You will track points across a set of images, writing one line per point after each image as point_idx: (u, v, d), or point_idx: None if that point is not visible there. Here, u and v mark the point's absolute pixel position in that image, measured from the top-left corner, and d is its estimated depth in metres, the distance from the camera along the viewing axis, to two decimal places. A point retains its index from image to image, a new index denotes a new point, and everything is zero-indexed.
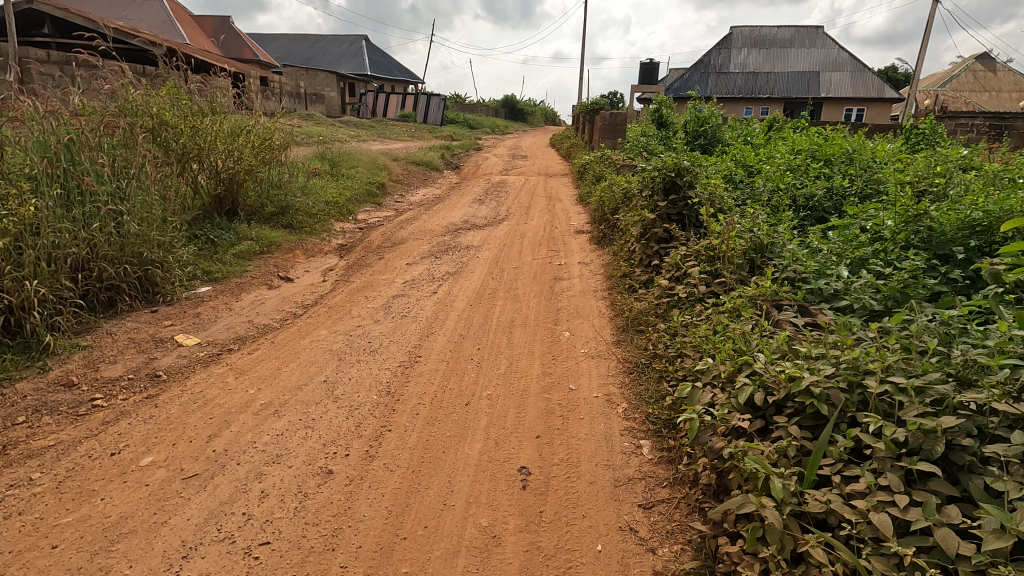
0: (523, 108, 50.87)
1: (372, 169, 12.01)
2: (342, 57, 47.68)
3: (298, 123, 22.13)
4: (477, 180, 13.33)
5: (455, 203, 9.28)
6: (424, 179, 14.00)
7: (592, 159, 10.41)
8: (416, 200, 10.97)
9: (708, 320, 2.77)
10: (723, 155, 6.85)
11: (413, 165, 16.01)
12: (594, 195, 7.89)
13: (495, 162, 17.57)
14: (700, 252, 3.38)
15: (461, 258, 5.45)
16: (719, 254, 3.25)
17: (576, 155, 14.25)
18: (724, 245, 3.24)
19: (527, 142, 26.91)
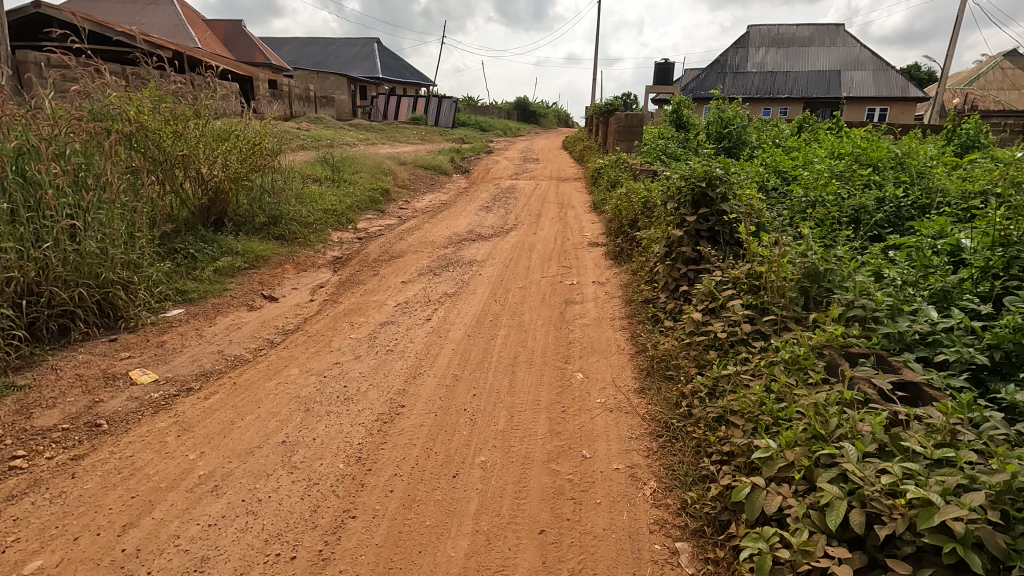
0: (536, 110, 50.37)
1: (377, 174, 11.53)
2: (354, 60, 47.59)
3: (306, 127, 21.79)
4: (486, 184, 12.80)
5: (461, 210, 8.77)
6: (431, 184, 13.49)
7: (606, 164, 9.81)
8: (421, 206, 10.47)
9: (761, 375, 2.22)
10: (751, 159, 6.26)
11: (421, 169, 15.55)
12: (609, 203, 7.32)
13: (506, 166, 17.07)
14: (739, 279, 2.82)
15: (462, 275, 4.92)
16: (764, 284, 2.68)
17: (589, 158, 13.69)
18: (771, 273, 2.67)
19: (539, 145, 26.37)
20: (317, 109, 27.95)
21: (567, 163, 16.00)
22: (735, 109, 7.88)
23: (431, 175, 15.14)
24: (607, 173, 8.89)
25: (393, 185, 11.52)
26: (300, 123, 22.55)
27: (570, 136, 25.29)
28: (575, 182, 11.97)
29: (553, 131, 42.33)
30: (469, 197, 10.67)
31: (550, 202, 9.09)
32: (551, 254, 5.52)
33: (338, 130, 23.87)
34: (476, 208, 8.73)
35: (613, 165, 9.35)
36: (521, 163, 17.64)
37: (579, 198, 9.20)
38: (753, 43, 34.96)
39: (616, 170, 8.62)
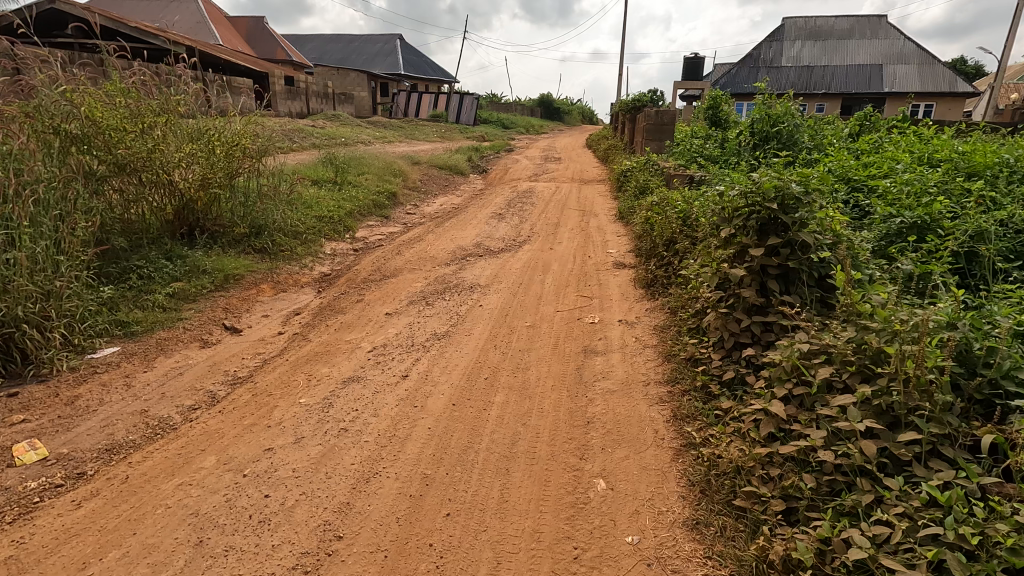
0: (560, 107, 49.32)
1: (386, 175, 10.74)
2: (377, 57, 47.19)
3: (322, 124, 21.25)
4: (503, 187, 11.93)
5: (471, 217, 7.90)
6: (445, 186, 12.69)
7: (635, 166, 8.83)
8: (431, 211, 9.63)
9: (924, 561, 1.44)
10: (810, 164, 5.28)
11: (436, 170, 14.77)
12: (638, 213, 6.37)
13: (526, 167, 16.18)
14: (848, 356, 1.93)
15: (459, 305, 4.05)
16: (892, 373, 1.79)
17: (615, 159, 12.73)
18: (909, 358, 1.77)
19: (562, 145, 25.43)
20: (336, 107, 27.47)
21: (591, 164, 15.02)
22: (785, 105, 6.85)
23: (447, 176, 14.34)
24: (635, 178, 7.94)
25: (403, 188, 10.72)
26: (316, 120, 22.02)
27: (596, 134, 24.21)
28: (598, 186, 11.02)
29: (578, 128, 41.21)
30: (483, 201, 9.80)
31: (571, 209, 8.16)
32: (568, 278, 4.61)
33: (355, 127, 23.28)
34: (488, 215, 7.85)
35: (642, 168, 8.39)
36: (542, 163, 16.71)
37: (604, 205, 8.25)
38: (789, 36, 33.31)
39: (646, 175, 7.67)
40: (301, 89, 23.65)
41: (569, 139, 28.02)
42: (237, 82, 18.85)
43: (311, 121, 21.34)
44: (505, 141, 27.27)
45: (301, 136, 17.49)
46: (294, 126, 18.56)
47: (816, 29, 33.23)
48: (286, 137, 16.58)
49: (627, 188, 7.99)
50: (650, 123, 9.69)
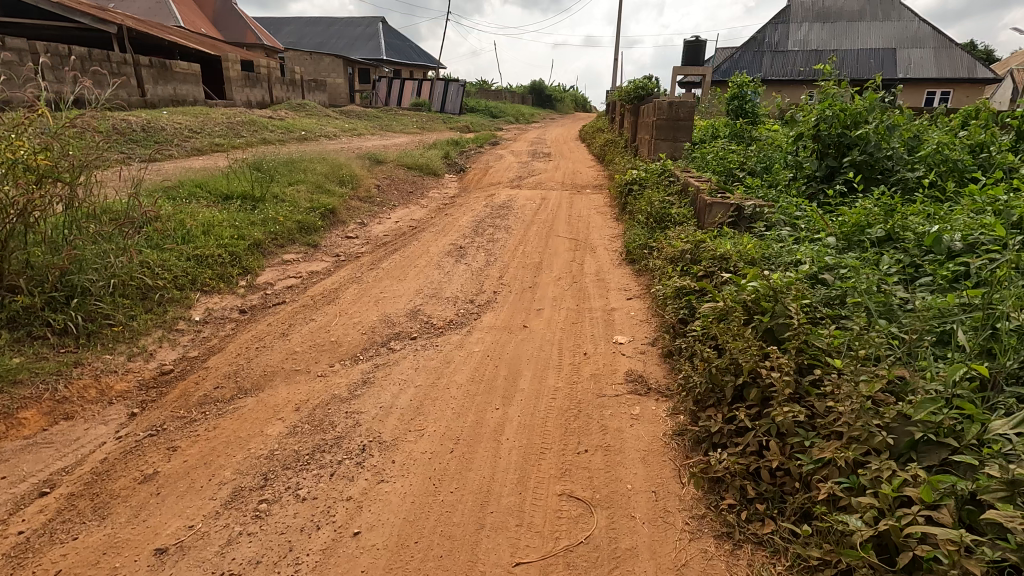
0: (552, 94, 46.95)
1: (327, 184, 8.54)
2: (357, 42, 44.60)
3: (283, 116, 18.94)
4: (475, 196, 9.76)
5: (422, 251, 5.75)
6: (409, 194, 10.51)
7: (644, 177, 6.69)
8: (380, 234, 7.47)
9: None
10: (949, 209, 3.29)
11: (403, 171, 12.64)
12: (658, 261, 4.28)
13: (510, 165, 14.07)
14: None
15: (316, 528, 1.97)
16: None
17: (614, 160, 10.69)
18: None
19: (553, 136, 23.23)
20: (305, 95, 25.11)
21: (584, 163, 12.84)
22: (869, 96, 4.73)
23: (415, 179, 12.15)
24: (648, 198, 5.82)
25: (350, 202, 8.53)
26: (277, 111, 19.70)
27: (590, 126, 21.93)
28: (594, 196, 8.88)
29: (571, 117, 38.81)
30: (448, 219, 7.66)
31: (561, 238, 6.03)
32: (547, 422, 2.52)
33: (323, 118, 20.95)
34: (446, 247, 5.73)
35: (657, 182, 6.30)
36: (529, 162, 14.51)
37: (605, 233, 6.13)
38: (796, 19, 31.02)
39: (665, 195, 5.57)
40: (262, 75, 21.27)
41: (560, 130, 25.76)
42: (182, 67, 16.55)
43: (270, 112, 19.02)
44: (490, 133, 24.94)
45: (252, 130, 15.24)
46: (245, 118, 16.27)
47: (824, 11, 30.93)
48: (232, 133, 14.36)
49: (637, 211, 5.88)
50: (661, 116, 7.51)
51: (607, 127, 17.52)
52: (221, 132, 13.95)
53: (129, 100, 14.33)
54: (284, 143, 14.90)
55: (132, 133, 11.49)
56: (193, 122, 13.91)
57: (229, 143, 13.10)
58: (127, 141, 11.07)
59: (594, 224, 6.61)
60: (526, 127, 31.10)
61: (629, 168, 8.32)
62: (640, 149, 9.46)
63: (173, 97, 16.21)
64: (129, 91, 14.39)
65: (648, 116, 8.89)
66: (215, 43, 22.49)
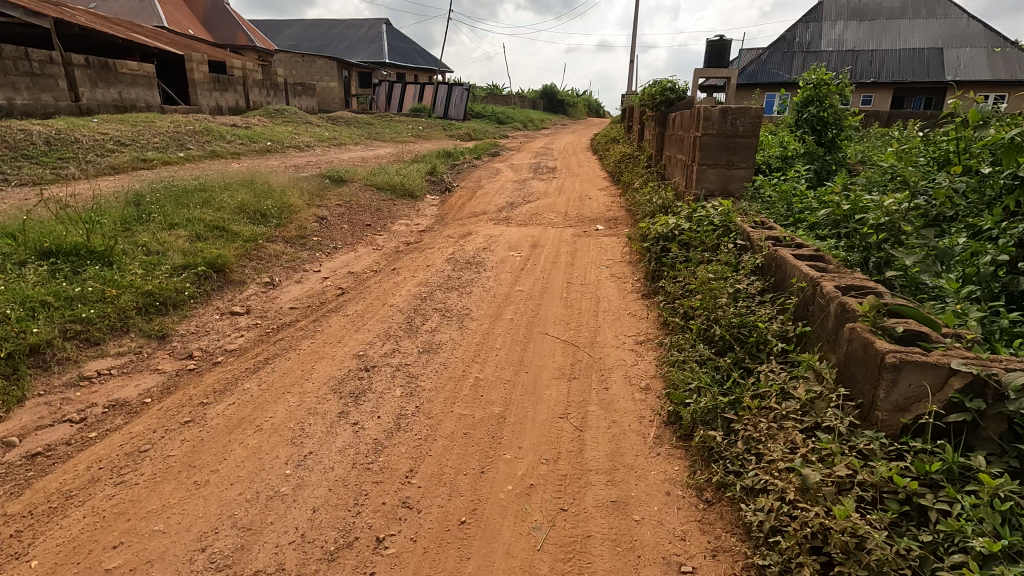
0: (564, 98, 44.58)
1: (232, 222, 6.18)
2: (360, 46, 42.68)
3: (253, 124, 16.70)
4: (449, 235, 7.33)
5: (303, 369, 3.30)
6: (365, 229, 8.11)
7: (688, 229, 4.20)
8: (286, 305, 5.06)
9: None
10: None
11: (371, 194, 10.31)
12: (769, 510, 1.92)
13: (505, 185, 11.67)
14: None
15: None
16: None
17: (633, 185, 8.24)
18: None
19: (562, 145, 20.78)
20: (290, 101, 23.00)
21: (596, 185, 10.30)
22: None
23: (384, 205, 9.75)
24: (703, 282, 3.34)
25: (264, 249, 6.13)
26: (249, 119, 17.50)
27: (603, 135, 19.40)
28: (607, 238, 6.38)
29: (584, 124, 36.24)
30: (389, 281, 5.20)
31: (548, 341, 3.57)
32: None
33: (302, 126, 18.68)
34: (345, 365, 3.28)
35: (713, 246, 3.81)
36: (528, 181, 12.01)
37: (623, 331, 3.66)
38: (830, 16, 28.19)
39: (739, 282, 3.10)
40: (236, 78, 19.10)
41: (571, 138, 23.21)
42: (131, 67, 14.43)
43: (239, 120, 16.82)
44: (492, 142, 22.44)
45: (203, 143, 13.02)
46: (201, 126, 14.07)
47: (861, 8, 28.04)
48: (175, 146, 12.15)
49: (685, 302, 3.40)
50: (709, 129, 4.95)
51: (623, 137, 14.89)
52: (160, 145, 11.75)
53: (57, 105, 12.22)
54: (238, 157, 12.64)
55: (29, 146, 9.26)
56: (127, 131, 11.73)
57: (163, 158, 10.87)
58: (17, 156, 8.87)
59: (605, 306, 4.13)
60: (533, 135, 28.60)
61: (660, 204, 5.81)
62: (672, 173, 6.93)
63: (119, 102, 14.08)
64: (56, 95, 12.26)
65: (685, 128, 6.37)
66: (189, 42, 20.52)
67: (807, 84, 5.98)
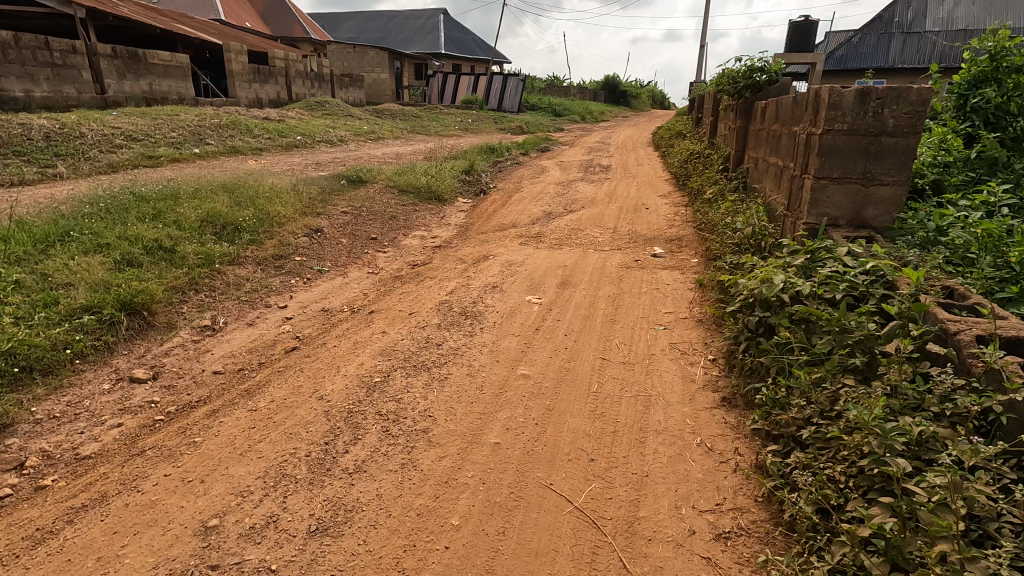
0: (627, 89, 42.05)
1: (184, 241, 4.93)
2: (417, 36, 41.88)
3: (288, 117, 15.83)
4: (464, 257, 5.82)
5: (105, 558, 1.87)
6: (369, 244, 6.73)
7: (813, 297, 2.45)
8: (214, 365, 3.70)
9: None
10: None
11: (391, 198, 8.94)
12: None
13: (549, 187, 10.03)
14: None
15: None
16: None
17: (704, 196, 6.43)
18: None
19: (622, 139, 18.79)
20: (337, 93, 22.19)
21: (656, 190, 8.47)
22: None
23: (402, 211, 8.36)
24: (873, 452, 1.71)
25: (219, 279, 4.84)
26: (286, 112, 16.66)
27: (668, 127, 17.25)
28: (668, 271, 4.66)
29: (648, 116, 33.82)
30: (355, 335, 3.74)
31: (548, 511, 1.98)
32: None
33: (341, 119, 17.69)
34: (172, 557, 1.82)
35: (867, 346, 2.14)
36: (575, 183, 10.30)
37: (691, 497, 2.02)
38: None
39: (980, 489, 1.52)
40: (277, 69, 18.35)
41: (632, 132, 21.13)
42: (162, 57, 13.78)
43: (275, 113, 15.99)
44: (545, 135, 20.73)
45: (226, 138, 12.14)
46: (228, 119, 13.25)
47: None
48: (193, 141, 11.27)
49: (828, 479, 1.79)
50: (838, 121, 3.16)
51: (692, 130, 12.79)
52: (176, 140, 10.90)
53: (79, 98, 11.63)
54: (260, 153, 11.65)
55: (24, 141, 8.48)
56: (143, 125, 10.95)
57: (174, 155, 9.96)
58: (6, 152, 8.08)
59: (663, 425, 2.46)
60: (590, 128, 26.67)
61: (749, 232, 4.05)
62: (763, 184, 5.10)
63: (148, 94, 13.48)
64: (79, 87, 11.70)
65: (786, 121, 4.55)
66: (235, 32, 20.01)
67: (988, 50, 4.04)
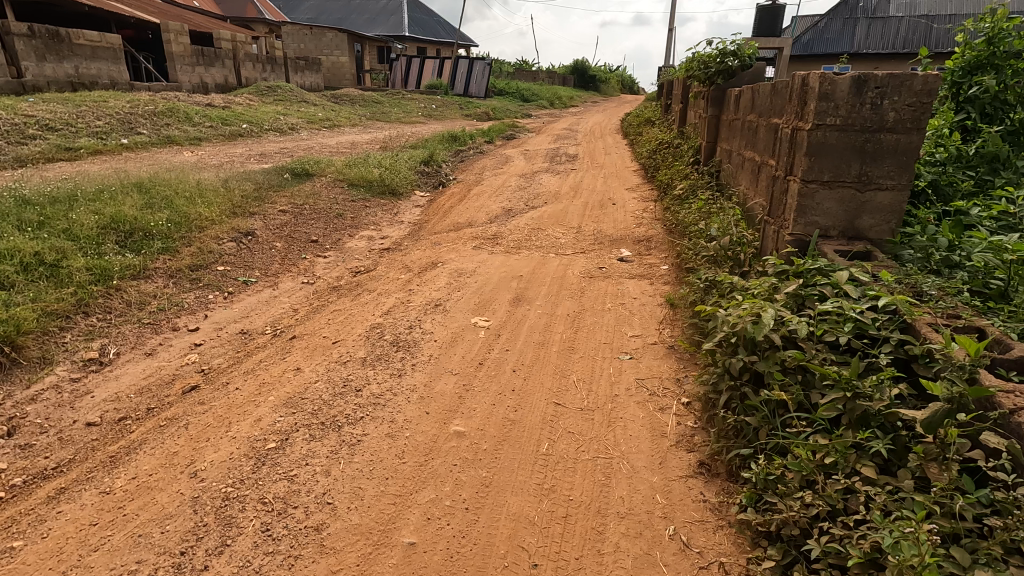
0: (596, 73, 41.48)
1: (74, 256, 4.23)
2: (379, 18, 40.41)
3: (234, 104, 14.78)
4: (412, 264, 5.22)
5: None
6: (309, 248, 6.07)
7: (812, 341, 1.97)
8: (91, 411, 3.07)
9: None
10: None
11: (340, 193, 8.25)
12: None
13: (512, 178, 9.46)
14: None
15: None
16: None
17: (673, 191, 5.97)
18: None
19: (590, 125, 18.29)
20: (292, 77, 21.07)
21: (624, 183, 7.97)
22: None
23: (350, 208, 7.68)
24: None
25: (118, 298, 4.17)
26: (233, 98, 15.58)
27: (637, 114, 16.80)
28: (635, 281, 4.17)
29: (617, 102, 33.37)
30: (266, 371, 3.13)
31: None
32: None
33: (295, 105, 16.70)
34: None
35: (890, 421, 1.73)
36: (539, 174, 9.76)
37: None
38: None
39: None
40: (223, 52, 17.16)
41: (600, 118, 20.65)
42: (89, 37, 12.62)
43: (220, 99, 14.91)
44: (511, 122, 20.07)
45: (161, 126, 11.16)
46: (165, 106, 12.22)
47: None
48: (123, 130, 10.30)
49: None
50: (830, 116, 2.69)
51: (661, 117, 12.35)
52: (101, 129, 9.90)
53: None
54: (199, 142, 10.74)
55: None
56: (63, 112, 9.93)
57: (97, 146, 9.03)
58: None
59: (628, 506, 1.95)
60: (558, 114, 26.04)
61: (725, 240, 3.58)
62: (739, 182, 4.63)
63: (75, 79, 12.33)
64: None
65: (764, 113, 4.07)
66: (177, 12, 18.63)
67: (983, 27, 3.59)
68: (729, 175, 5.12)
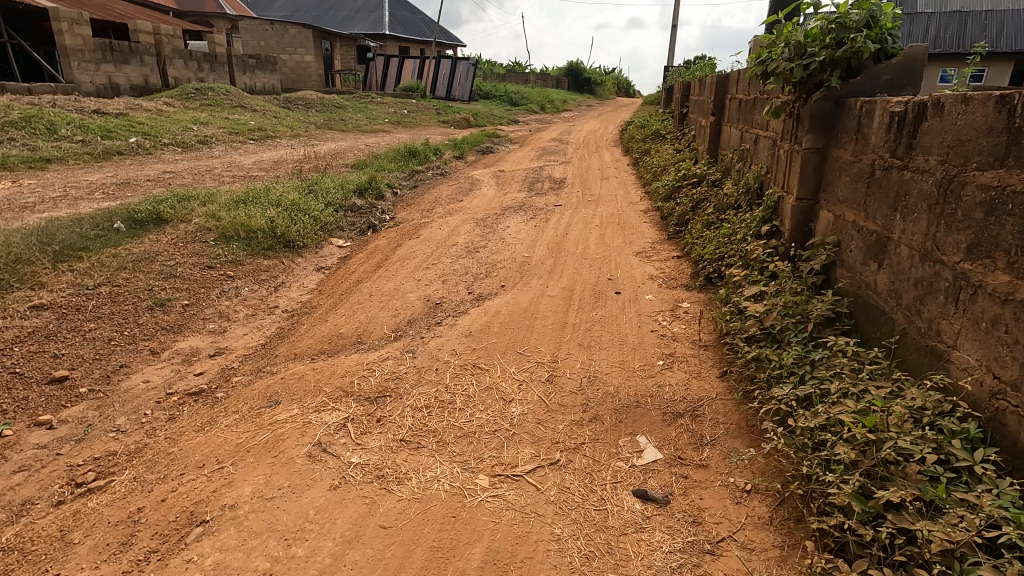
0: (592, 75, 38.62)
1: None
2: (359, 14, 37.54)
3: (139, 111, 11.87)
4: (178, 485, 2.35)
5: None
6: (40, 401, 3.19)
7: None
8: None
9: None
10: None
11: (196, 252, 5.37)
12: None
13: (471, 220, 6.62)
14: None
15: None
16: None
17: (734, 294, 3.16)
18: None
19: (585, 135, 15.46)
20: (239, 78, 18.16)
21: (634, 242, 5.10)
22: None
23: (193, 284, 4.77)
24: None
25: None
26: (143, 103, 12.66)
27: (641, 123, 13.93)
28: None
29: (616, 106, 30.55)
30: None
31: None
32: None
33: (226, 112, 13.81)
34: None
35: None
36: (511, 213, 6.92)
37: None
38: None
39: None
40: (141, 46, 14.18)
41: (597, 127, 17.82)
42: None
43: (122, 104, 11.97)
44: (494, 130, 17.20)
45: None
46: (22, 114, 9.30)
47: None
48: None
49: None
50: None
51: (676, 130, 9.50)
52: None
53: None
54: (44, 166, 7.85)
55: None
56: None
57: None
58: None
59: None
60: (550, 120, 23.12)
61: None
62: (965, 355, 1.79)
63: None
64: None
65: None
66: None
67: None
68: (886, 295, 2.28)
